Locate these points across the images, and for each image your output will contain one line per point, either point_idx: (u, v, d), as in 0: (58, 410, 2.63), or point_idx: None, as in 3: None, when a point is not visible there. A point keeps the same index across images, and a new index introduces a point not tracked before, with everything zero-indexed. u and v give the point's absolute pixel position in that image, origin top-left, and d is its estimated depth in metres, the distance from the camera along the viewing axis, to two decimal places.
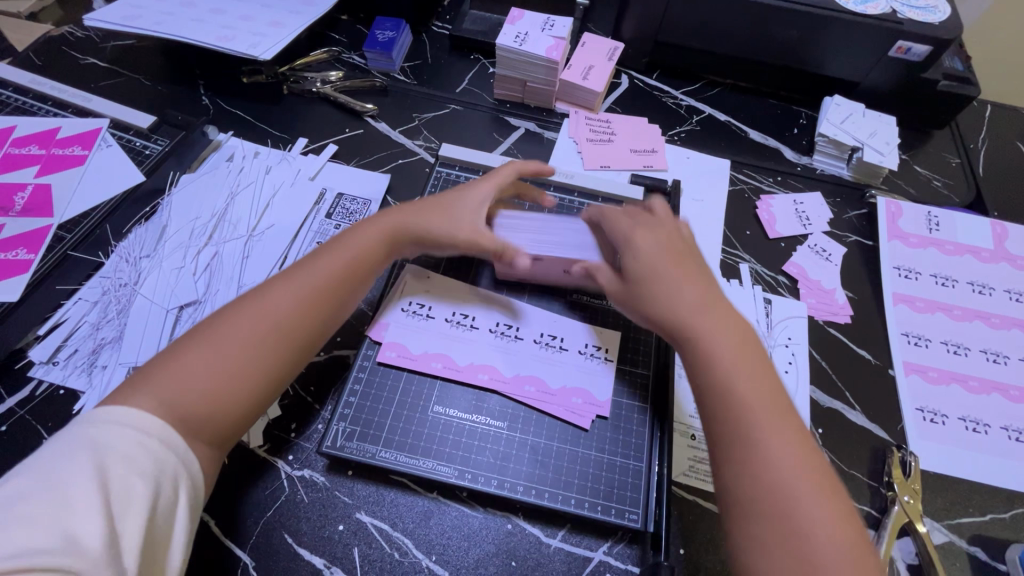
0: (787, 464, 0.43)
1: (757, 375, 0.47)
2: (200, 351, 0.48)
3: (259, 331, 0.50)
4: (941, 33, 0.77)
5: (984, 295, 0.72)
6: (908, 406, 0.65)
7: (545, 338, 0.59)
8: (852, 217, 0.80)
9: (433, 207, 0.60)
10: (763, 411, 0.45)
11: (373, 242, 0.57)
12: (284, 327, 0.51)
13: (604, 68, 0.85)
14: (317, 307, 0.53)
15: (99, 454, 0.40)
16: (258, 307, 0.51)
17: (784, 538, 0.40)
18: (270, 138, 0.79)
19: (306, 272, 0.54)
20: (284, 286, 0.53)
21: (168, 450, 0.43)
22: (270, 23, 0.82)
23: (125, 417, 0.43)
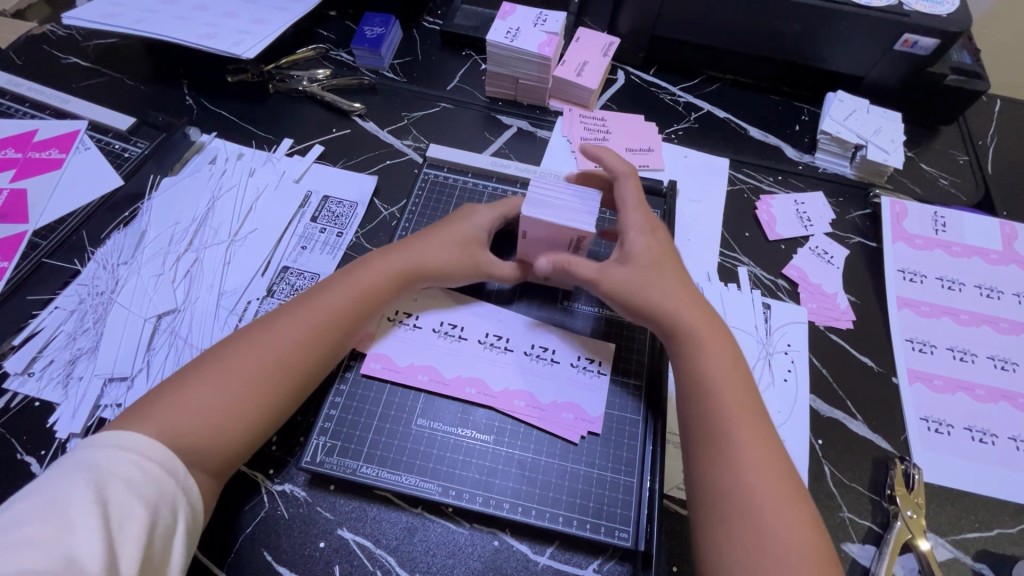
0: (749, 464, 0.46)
1: (734, 384, 0.50)
2: (206, 380, 0.47)
3: (265, 363, 0.49)
4: (950, 26, 0.74)
5: (992, 299, 0.70)
6: (912, 416, 0.62)
7: (535, 350, 0.57)
8: (855, 217, 0.77)
9: (439, 237, 0.58)
10: (739, 419, 0.48)
11: (384, 272, 0.55)
12: (290, 361, 0.50)
13: (599, 64, 0.82)
14: (324, 340, 0.51)
15: (99, 476, 0.39)
16: (268, 338, 0.50)
17: (750, 540, 0.43)
18: (255, 139, 0.77)
19: (316, 301, 0.53)
20: (293, 315, 0.52)
21: (167, 473, 0.42)
22: (254, 20, 0.80)
23: (129, 441, 0.41)
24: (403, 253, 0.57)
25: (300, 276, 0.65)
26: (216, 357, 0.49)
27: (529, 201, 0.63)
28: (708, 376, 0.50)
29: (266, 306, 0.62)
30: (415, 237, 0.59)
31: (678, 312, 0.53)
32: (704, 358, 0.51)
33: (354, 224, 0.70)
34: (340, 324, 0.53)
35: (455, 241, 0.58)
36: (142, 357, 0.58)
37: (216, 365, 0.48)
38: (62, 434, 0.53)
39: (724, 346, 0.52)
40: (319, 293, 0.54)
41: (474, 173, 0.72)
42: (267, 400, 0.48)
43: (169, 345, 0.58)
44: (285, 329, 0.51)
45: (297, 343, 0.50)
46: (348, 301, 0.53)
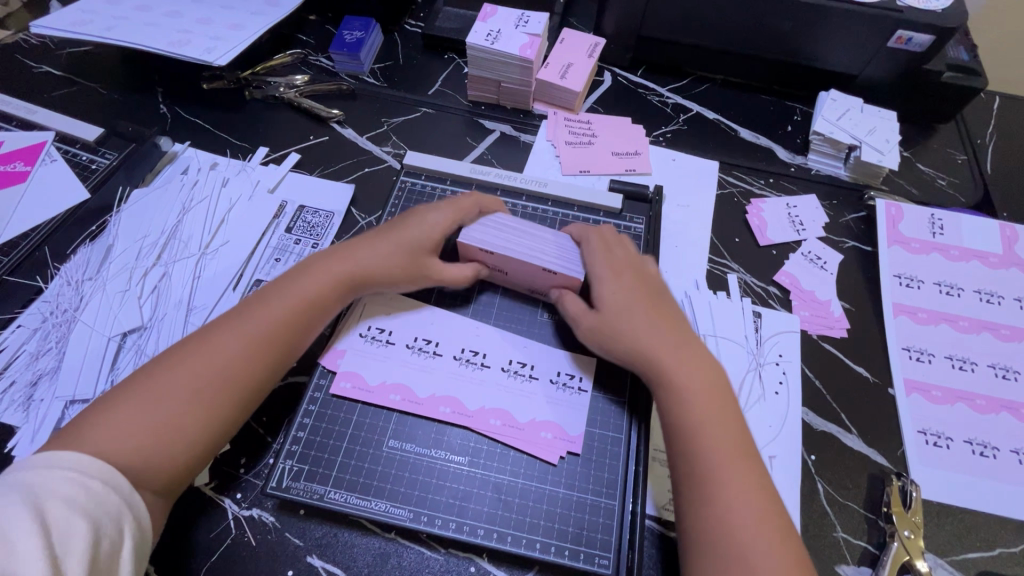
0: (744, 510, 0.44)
1: (718, 411, 0.49)
2: (144, 397, 0.45)
3: (206, 376, 0.47)
4: (945, 21, 0.72)
5: (991, 304, 0.67)
6: (909, 428, 0.60)
7: (513, 366, 0.55)
8: (850, 220, 0.75)
9: (390, 238, 0.56)
10: (722, 447, 0.47)
11: (329, 279, 0.53)
12: (230, 372, 0.48)
13: (584, 65, 0.80)
14: (267, 352, 0.50)
15: (34, 494, 0.37)
16: (207, 349, 0.48)
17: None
18: (230, 148, 0.75)
19: (258, 310, 0.51)
20: (234, 326, 0.50)
21: (111, 489, 0.40)
22: (229, 26, 0.78)
23: (67, 460, 0.40)
24: (351, 258, 0.55)
25: None
26: (153, 372, 0.47)
27: (487, 202, 0.61)
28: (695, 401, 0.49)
29: None
30: (367, 240, 0.57)
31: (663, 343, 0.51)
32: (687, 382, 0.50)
33: (330, 234, 0.68)
34: (285, 335, 0.51)
35: (404, 242, 0.56)
36: (105, 378, 0.56)
37: (158, 381, 0.46)
38: (19, 459, 0.51)
39: (713, 375, 0.51)
40: (262, 303, 0.52)
41: (453, 180, 0.70)
42: (211, 415, 0.46)
43: (135, 365, 0.57)
44: (225, 340, 0.49)
45: (240, 355, 0.48)
46: (294, 310, 0.51)
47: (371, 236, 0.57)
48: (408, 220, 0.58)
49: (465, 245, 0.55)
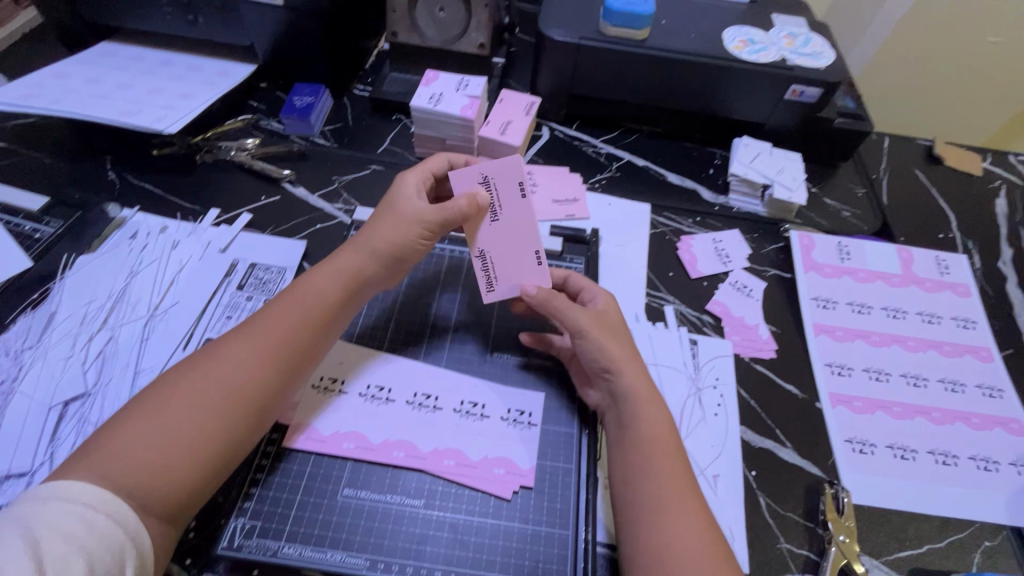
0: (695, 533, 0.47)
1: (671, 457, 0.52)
2: (152, 414, 0.46)
3: (212, 390, 0.48)
4: (829, 77, 0.83)
5: (898, 319, 0.75)
6: (837, 438, 0.65)
7: (465, 406, 0.57)
8: (770, 251, 0.82)
9: (383, 226, 0.60)
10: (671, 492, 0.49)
11: (328, 281, 0.57)
12: (234, 378, 0.49)
13: (522, 122, 0.86)
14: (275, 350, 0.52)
15: (34, 532, 0.38)
16: (212, 363, 0.50)
17: None
18: (180, 211, 0.76)
19: (260, 319, 0.54)
20: (237, 338, 0.52)
21: (113, 522, 0.41)
22: (179, 96, 0.81)
23: (69, 492, 0.41)
24: (350, 254, 0.59)
25: None
26: (160, 388, 0.48)
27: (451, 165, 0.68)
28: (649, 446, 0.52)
29: None
30: (358, 236, 0.60)
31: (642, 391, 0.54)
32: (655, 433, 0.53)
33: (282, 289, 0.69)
34: (289, 344, 0.53)
35: (397, 223, 0.59)
36: (44, 449, 0.54)
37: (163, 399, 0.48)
38: None
39: (667, 423, 0.54)
40: (261, 315, 0.54)
41: None
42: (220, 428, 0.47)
43: (76, 434, 0.55)
44: (230, 352, 0.51)
45: (247, 365, 0.50)
46: (298, 314, 0.54)
47: (365, 231, 0.60)
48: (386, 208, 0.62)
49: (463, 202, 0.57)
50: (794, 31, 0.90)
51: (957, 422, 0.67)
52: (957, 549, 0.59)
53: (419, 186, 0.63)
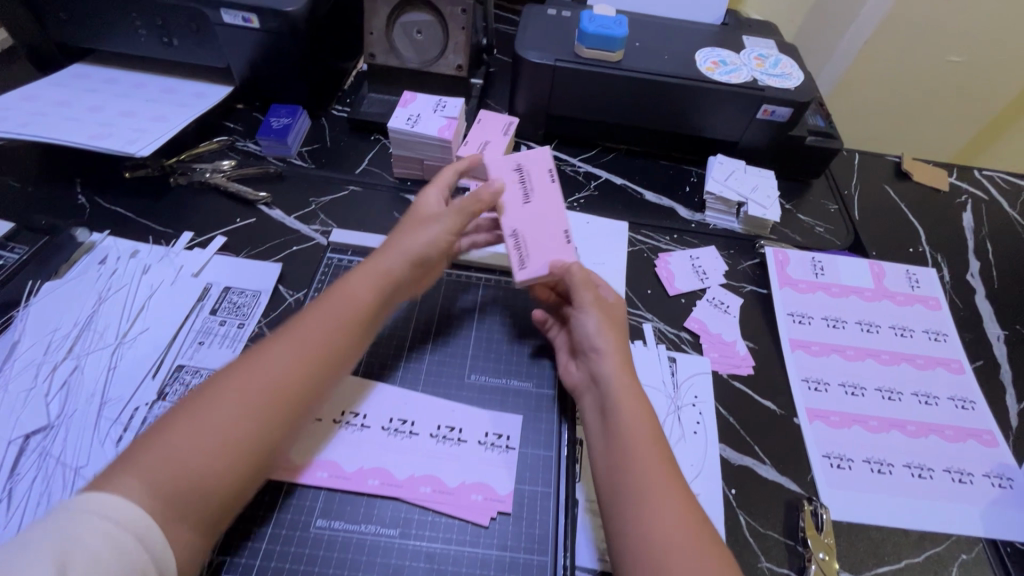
0: (672, 523, 0.46)
1: (685, 514, 0.47)
2: (195, 417, 0.46)
3: (254, 396, 0.48)
4: (798, 97, 0.85)
5: (872, 333, 0.76)
6: (815, 454, 0.65)
7: (442, 431, 0.57)
8: (746, 267, 0.83)
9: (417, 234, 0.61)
10: (681, 559, 0.44)
11: (368, 287, 0.57)
12: (278, 386, 0.49)
13: (500, 142, 0.87)
14: (317, 358, 0.52)
15: (64, 554, 0.35)
16: (255, 366, 0.50)
17: None
18: (152, 234, 0.75)
19: (303, 323, 0.54)
20: (281, 342, 0.52)
21: (140, 543, 0.39)
22: (152, 118, 0.80)
23: (101, 505, 0.39)
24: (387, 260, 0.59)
25: (196, 373, 0.62)
26: (206, 390, 0.48)
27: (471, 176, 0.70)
28: (656, 502, 0.47)
29: (156, 410, 0.59)
30: (389, 241, 0.61)
31: (618, 378, 0.55)
32: (629, 420, 0.52)
33: (256, 314, 0.69)
34: (329, 352, 0.53)
35: (430, 230, 0.61)
36: (2, 486, 0.52)
37: (206, 401, 0.47)
38: None
39: (652, 422, 0.53)
40: (299, 318, 0.54)
41: None
42: (257, 434, 0.47)
43: (37, 469, 0.54)
44: (274, 356, 0.51)
45: (288, 369, 0.50)
46: (339, 320, 0.54)
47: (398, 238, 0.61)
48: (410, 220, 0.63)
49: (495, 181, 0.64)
50: (764, 52, 0.92)
51: (931, 434, 0.68)
52: (935, 563, 0.59)
53: (442, 201, 0.65)
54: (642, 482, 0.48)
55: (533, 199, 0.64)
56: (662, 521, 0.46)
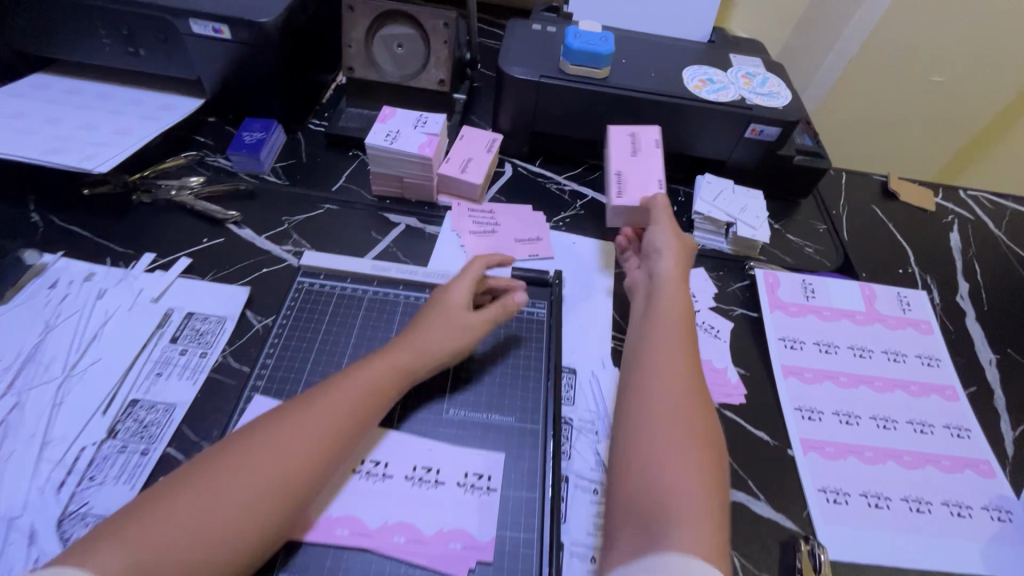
0: (663, 410, 0.54)
1: (691, 409, 0.54)
2: (193, 499, 0.43)
3: (262, 481, 0.45)
4: (786, 117, 0.84)
5: (865, 358, 0.74)
6: (811, 488, 0.62)
7: (418, 472, 0.53)
8: (736, 289, 0.81)
9: (438, 321, 0.59)
10: (667, 438, 0.52)
11: (387, 369, 0.55)
12: (289, 471, 0.46)
13: (483, 159, 0.84)
14: (331, 443, 0.49)
15: None
16: (266, 446, 0.47)
17: (639, 452, 0.52)
18: (110, 256, 0.70)
19: (320, 401, 0.51)
20: (296, 420, 0.49)
21: None
22: (114, 132, 0.76)
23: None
24: (408, 347, 0.57)
25: (151, 408, 0.58)
26: (210, 468, 0.45)
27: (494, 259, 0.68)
28: (671, 384, 0.56)
29: (104, 450, 0.54)
30: (417, 323, 0.60)
31: (666, 281, 0.68)
32: (667, 316, 0.63)
33: (221, 341, 0.64)
34: (343, 435, 0.50)
35: (450, 318, 0.59)
36: None
37: (209, 482, 0.44)
38: None
39: (685, 325, 0.63)
40: (322, 397, 0.51)
41: (354, 278, 0.70)
42: (253, 513, 0.44)
43: None
44: (287, 436, 0.48)
45: (304, 454, 0.47)
46: (355, 403, 0.52)
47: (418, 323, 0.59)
48: (433, 296, 0.63)
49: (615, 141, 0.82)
50: (751, 71, 0.91)
51: (928, 465, 0.66)
52: None
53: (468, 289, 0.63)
54: (664, 366, 0.58)
55: (637, 154, 0.81)
56: (669, 399, 0.55)
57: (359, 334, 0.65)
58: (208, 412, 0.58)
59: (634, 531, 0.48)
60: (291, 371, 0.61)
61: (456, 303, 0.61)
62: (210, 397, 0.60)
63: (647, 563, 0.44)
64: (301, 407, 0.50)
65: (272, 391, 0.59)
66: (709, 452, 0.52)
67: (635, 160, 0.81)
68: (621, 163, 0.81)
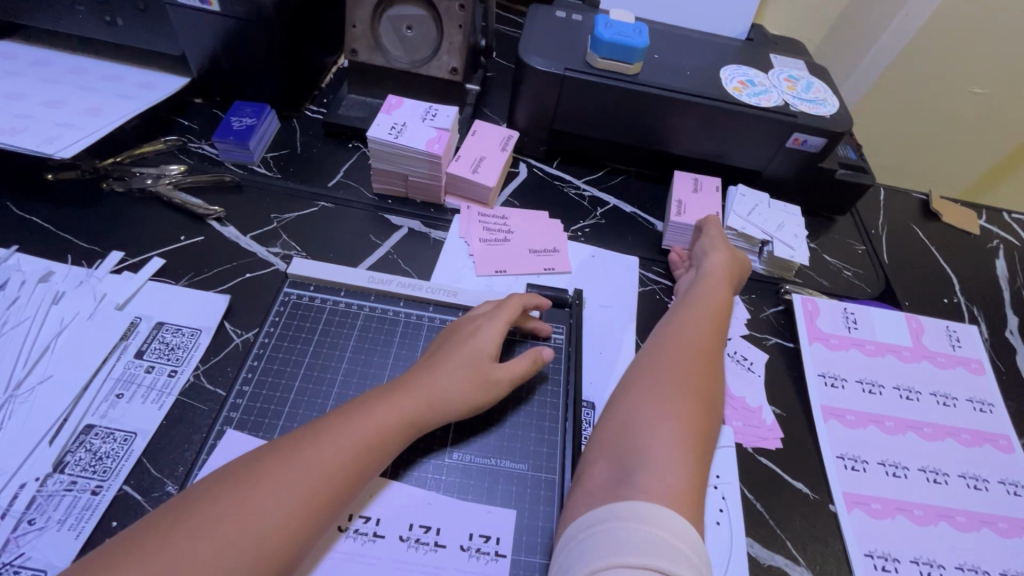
0: (658, 379, 0.52)
1: (697, 377, 0.53)
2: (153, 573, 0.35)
3: (238, 549, 0.37)
4: (834, 126, 0.76)
5: (912, 401, 0.67)
6: (856, 553, 0.55)
7: (415, 533, 0.47)
8: (770, 315, 0.74)
9: (458, 368, 0.51)
10: (658, 403, 0.50)
11: (396, 418, 0.47)
12: (270, 539, 0.39)
13: (497, 159, 0.76)
14: (322, 503, 0.41)
15: None
16: (247, 503, 0.39)
17: (625, 415, 0.50)
18: (72, 252, 0.62)
19: (313, 448, 0.43)
20: (283, 470, 0.41)
21: None
22: (84, 111, 0.67)
23: None
24: (420, 396, 0.49)
25: (107, 437, 0.50)
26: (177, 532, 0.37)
27: (529, 302, 0.60)
28: (677, 348, 0.56)
29: (48, 488, 0.46)
30: (433, 363, 0.52)
31: (709, 285, 0.65)
32: (694, 308, 0.62)
33: (193, 358, 0.56)
34: (336, 493, 0.42)
35: (473, 369, 0.52)
36: None
37: (173, 551, 0.36)
38: None
39: (716, 327, 0.60)
40: (318, 443, 0.43)
41: (348, 290, 0.62)
42: (259, 554, 0.38)
43: None
44: (271, 492, 0.40)
45: (288, 515, 0.40)
46: (354, 457, 0.44)
47: (436, 364, 0.51)
48: (461, 331, 0.55)
49: (683, 176, 0.81)
50: (794, 74, 0.83)
51: (983, 528, 0.58)
52: None
53: (499, 336, 0.55)
54: (674, 337, 0.58)
55: (700, 191, 0.79)
56: (671, 360, 0.55)
57: (352, 358, 0.57)
58: (174, 442, 0.51)
59: (608, 462, 0.47)
60: (271, 400, 0.53)
61: (484, 350, 0.53)
62: (177, 425, 0.52)
63: (603, 514, 0.43)
64: (293, 453, 0.42)
65: (249, 424, 0.51)
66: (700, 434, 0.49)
67: (694, 196, 0.78)
68: (686, 196, 0.79)
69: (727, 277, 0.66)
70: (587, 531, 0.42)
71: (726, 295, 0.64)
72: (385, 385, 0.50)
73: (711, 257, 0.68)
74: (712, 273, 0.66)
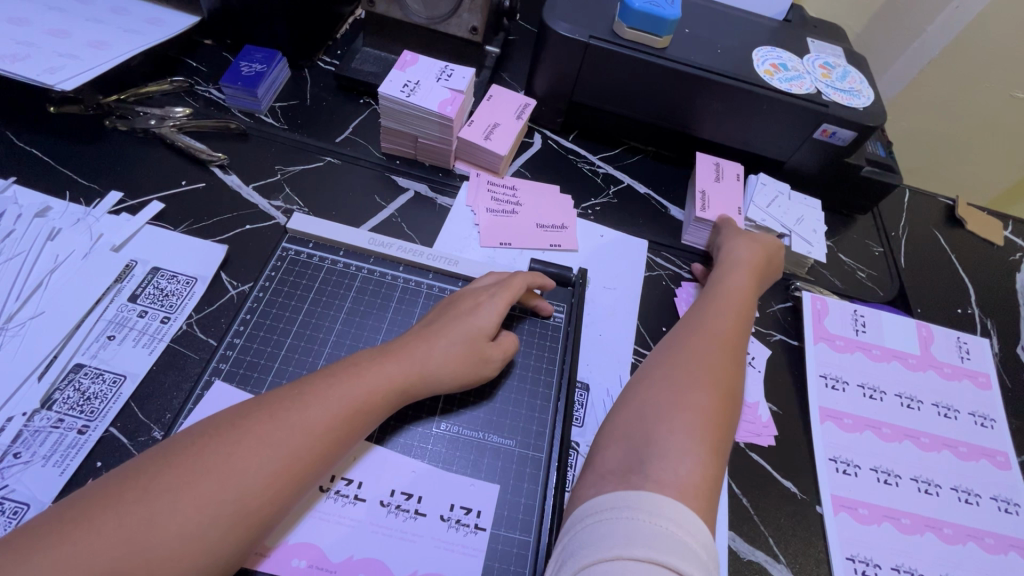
0: (675, 374, 0.51)
1: (717, 373, 0.51)
2: (136, 515, 0.35)
3: (218, 505, 0.37)
4: (867, 120, 0.72)
5: (912, 409, 0.66)
6: (837, 555, 0.55)
7: (396, 499, 0.47)
8: (777, 311, 0.72)
9: (452, 341, 0.50)
10: (675, 398, 0.48)
11: (388, 385, 0.46)
12: (253, 495, 0.38)
13: (511, 127, 0.73)
14: (305, 466, 0.41)
15: None
16: (230, 460, 0.38)
17: (643, 408, 0.49)
18: (72, 189, 0.61)
19: (302, 412, 0.42)
20: (264, 431, 0.40)
21: None
22: (88, 43, 0.65)
23: None
24: (409, 366, 0.48)
25: (96, 378, 0.50)
26: (161, 478, 0.37)
27: (535, 279, 0.59)
28: (697, 338, 0.55)
29: (35, 423, 0.46)
30: (429, 332, 0.51)
31: (731, 278, 0.62)
32: (715, 301, 0.60)
33: (187, 307, 0.55)
34: (319, 455, 0.42)
35: (466, 342, 0.51)
36: None
37: (161, 498, 0.36)
38: None
39: (738, 319, 0.58)
40: (309, 407, 0.43)
41: (348, 251, 0.61)
42: (238, 510, 0.38)
43: None
44: (253, 452, 0.39)
45: (271, 475, 0.39)
46: (340, 420, 0.43)
47: (433, 334, 0.50)
48: (460, 305, 0.54)
49: (704, 162, 0.77)
50: (830, 61, 0.78)
51: (970, 542, 0.58)
52: None
53: (500, 313, 0.53)
54: (696, 327, 0.56)
55: (724, 181, 0.75)
56: (690, 350, 0.53)
57: (345, 320, 0.56)
58: (162, 389, 0.50)
59: (624, 443, 0.47)
60: (261, 355, 0.52)
61: (481, 323, 0.52)
62: (166, 372, 0.51)
63: (619, 501, 0.41)
64: (279, 415, 0.42)
65: (238, 377, 0.51)
66: (717, 429, 0.47)
67: (714, 184, 0.75)
68: (709, 185, 0.75)
69: (752, 271, 0.64)
70: (599, 518, 0.41)
71: (750, 286, 0.62)
72: (385, 350, 0.49)
73: (730, 249, 0.66)
74: (733, 264, 0.64)
